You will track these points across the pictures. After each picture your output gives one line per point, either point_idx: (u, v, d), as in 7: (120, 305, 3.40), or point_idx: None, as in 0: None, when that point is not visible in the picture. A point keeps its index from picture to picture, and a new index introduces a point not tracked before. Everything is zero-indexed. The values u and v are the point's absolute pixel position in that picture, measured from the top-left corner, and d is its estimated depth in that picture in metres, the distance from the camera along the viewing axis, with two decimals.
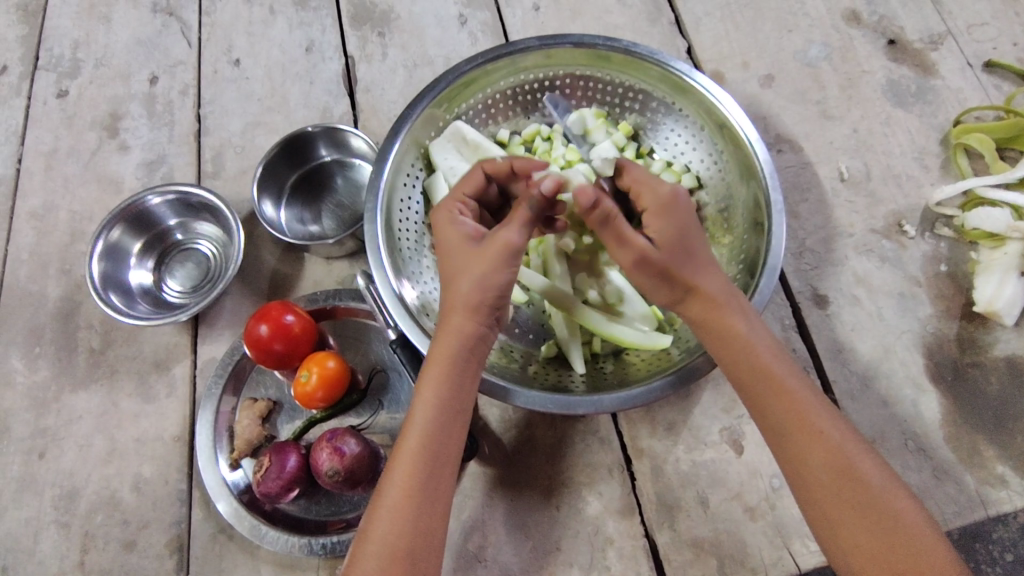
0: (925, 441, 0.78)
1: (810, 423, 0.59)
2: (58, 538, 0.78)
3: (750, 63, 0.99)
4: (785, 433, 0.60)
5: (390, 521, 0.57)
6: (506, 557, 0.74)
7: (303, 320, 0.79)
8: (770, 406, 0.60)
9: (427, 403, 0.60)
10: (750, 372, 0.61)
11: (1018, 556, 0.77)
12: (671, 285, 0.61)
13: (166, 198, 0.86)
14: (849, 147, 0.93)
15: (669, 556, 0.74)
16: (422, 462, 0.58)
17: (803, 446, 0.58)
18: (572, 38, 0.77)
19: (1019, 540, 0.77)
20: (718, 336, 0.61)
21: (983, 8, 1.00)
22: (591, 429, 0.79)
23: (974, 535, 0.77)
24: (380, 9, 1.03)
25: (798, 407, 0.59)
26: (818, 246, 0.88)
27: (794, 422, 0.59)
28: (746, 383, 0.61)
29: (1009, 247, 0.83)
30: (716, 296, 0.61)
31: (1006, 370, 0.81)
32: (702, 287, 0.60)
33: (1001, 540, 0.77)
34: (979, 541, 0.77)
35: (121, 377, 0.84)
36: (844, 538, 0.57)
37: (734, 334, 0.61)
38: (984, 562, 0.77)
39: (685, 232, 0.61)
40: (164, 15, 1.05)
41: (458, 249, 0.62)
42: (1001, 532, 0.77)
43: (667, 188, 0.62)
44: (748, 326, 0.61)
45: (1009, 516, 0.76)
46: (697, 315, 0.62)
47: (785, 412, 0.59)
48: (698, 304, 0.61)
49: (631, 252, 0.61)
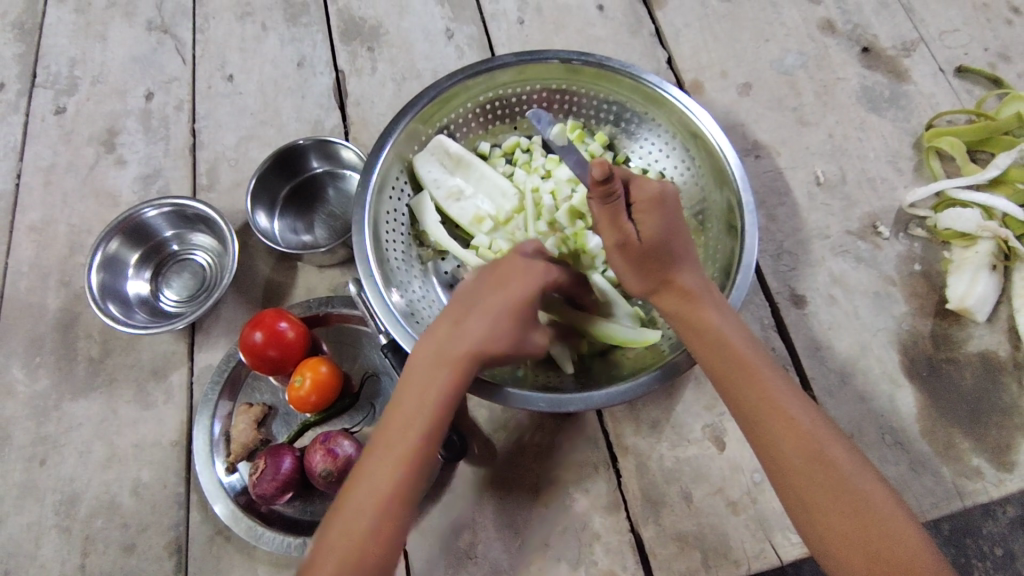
0: (902, 435, 0.80)
1: (783, 411, 0.61)
2: (59, 542, 0.79)
3: (729, 72, 1.02)
4: (759, 419, 0.62)
5: (359, 512, 0.56)
6: (496, 553, 0.77)
7: (296, 327, 0.81)
8: (744, 394, 0.63)
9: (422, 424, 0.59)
10: (724, 362, 0.63)
11: (1007, 550, 0.90)
12: (644, 273, 0.65)
13: (163, 211, 0.88)
14: (824, 152, 0.96)
15: (654, 550, 0.76)
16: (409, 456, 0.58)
17: (776, 432, 0.61)
18: (547, 54, 0.79)
19: (1007, 535, 0.90)
20: (692, 329, 0.64)
21: (954, 16, 1.04)
22: (577, 428, 0.81)
23: (964, 531, 0.91)
24: (369, 24, 1.07)
25: (770, 392, 0.62)
26: (795, 248, 0.91)
27: (768, 409, 0.61)
28: (721, 372, 0.64)
29: (980, 247, 0.86)
30: (690, 289, 0.65)
31: (979, 365, 0.83)
32: (676, 280, 0.65)
33: (990, 535, 0.90)
34: (969, 537, 0.90)
35: (119, 385, 0.86)
36: (819, 519, 0.58)
37: (708, 325, 0.64)
38: (974, 557, 0.89)
39: (669, 230, 0.64)
40: (160, 33, 1.08)
41: (511, 270, 0.64)
42: (990, 526, 0.90)
43: (655, 186, 0.64)
44: (721, 318, 0.64)
45: (994, 512, 0.91)
46: (670, 306, 0.66)
47: (760, 399, 0.62)
48: (672, 294, 0.65)
49: (616, 233, 0.64)
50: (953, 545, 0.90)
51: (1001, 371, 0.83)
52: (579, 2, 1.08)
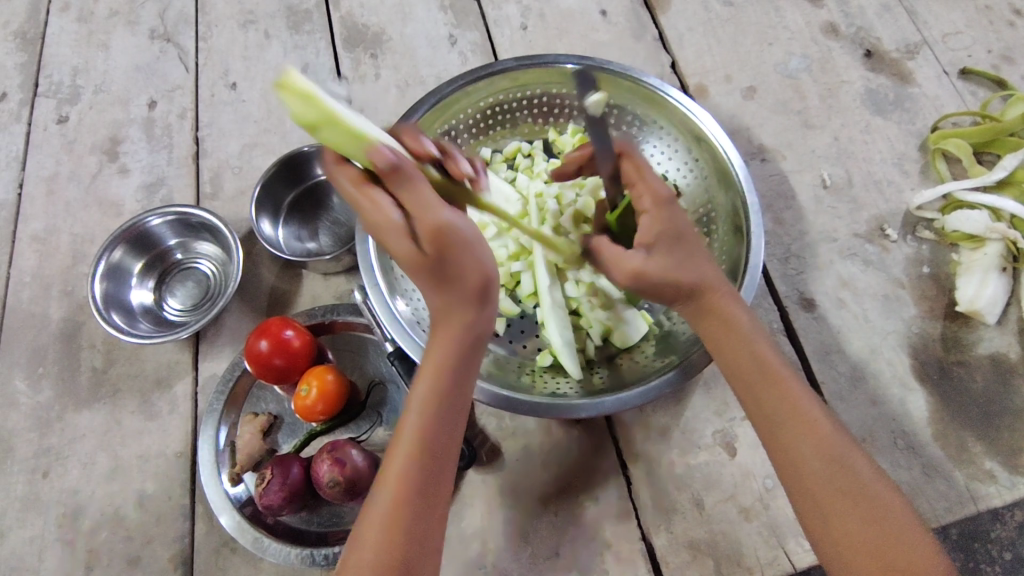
0: (914, 439, 0.80)
1: (807, 414, 0.61)
2: (62, 555, 0.78)
3: (733, 76, 1.02)
4: (781, 422, 0.61)
5: (382, 516, 0.54)
6: (506, 563, 0.76)
7: (302, 335, 0.80)
8: (769, 395, 0.62)
9: (419, 415, 0.56)
10: (752, 363, 0.62)
11: (1017, 556, 0.84)
12: (672, 293, 0.63)
13: (166, 219, 0.87)
14: (830, 154, 0.96)
15: (666, 558, 0.75)
16: (422, 461, 0.56)
17: (798, 435, 0.60)
18: (546, 58, 0.79)
19: (1017, 540, 0.85)
20: (721, 325, 0.63)
21: (957, 18, 1.04)
22: (586, 435, 0.81)
23: (972, 535, 0.85)
24: (372, 31, 1.06)
25: (794, 396, 0.61)
26: (803, 251, 0.90)
27: (791, 411, 0.61)
28: (744, 375, 0.63)
29: (989, 248, 0.85)
30: (714, 285, 0.63)
31: (991, 367, 0.83)
32: (701, 282, 0.63)
33: (999, 540, 0.85)
34: (978, 541, 0.85)
35: (124, 395, 0.85)
36: (835, 527, 0.57)
37: (736, 323, 0.63)
38: (984, 561, 0.84)
39: (675, 235, 0.63)
40: (162, 41, 1.08)
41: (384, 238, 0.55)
42: (999, 531, 0.85)
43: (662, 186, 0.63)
44: (748, 319, 0.64)
45: (1005, 517, 0.86)
46: (700, 307, 0.63)
47: (782, 400, 0.61)
48: (705, 295, 0.63)
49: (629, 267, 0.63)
50: (962, 551, 0.84)
51: (1013, 374, 0.82)
52: (582, 6, 1.08)
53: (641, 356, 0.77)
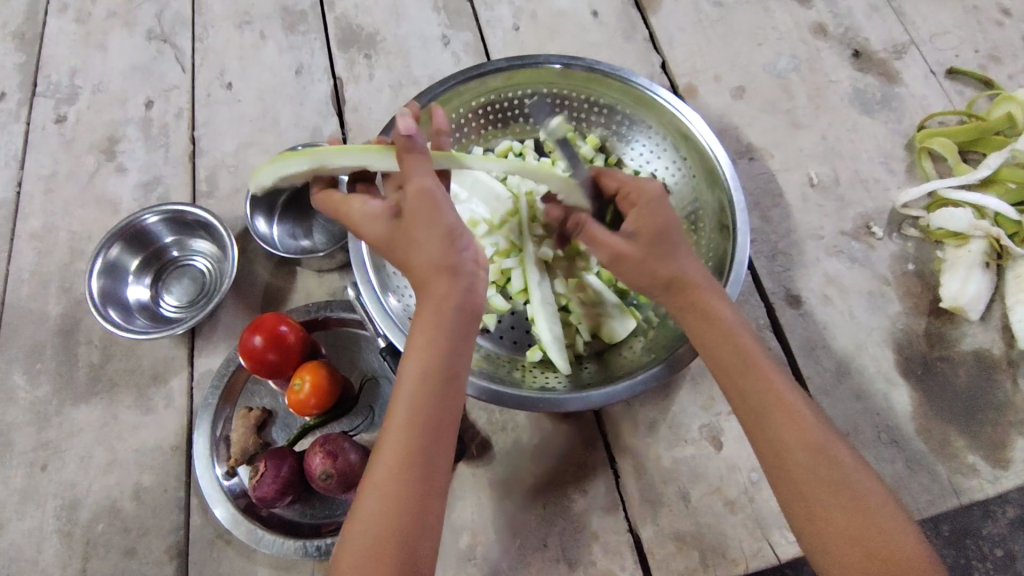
0: (898, 433, 0.81)
1: (791, 406, 0.62)
2: (60, 546, 0.80)
3: (722, 76, 1.03)
4: (767, 415, 0.62)
5: (381, 493, 0.55)
6: (496, 554, 0.77)
7: (295, 330, 0.81)
8: (754, 388, 0.63)
9: (411, 381, 0.57)
10: (736, 356, 0.63)
11: (1008, 551, 0.86)
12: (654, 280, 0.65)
13: (162, 217, 0.89)
14: (818, 154, 0.97)
15: (653, 549, 0.76)
16: (414, 436, 0.56)
17: (782, 427, 0.61)
18: (535, 59, 0.80)
19: (1008, 535, 0.86)
20: (706, 322, 0.64)
21: (945, 18, 1.05)
22: (575, 429, 0.82)
23: (964, 532, 0.86)
24: (366, 32, 1.08)
25: (779, 388, 0.62)
26: (789, 248, 0.91)
27: (777, 403, 0.62)
28: (729, 367, 0.64)
29: (973, 245, 0.86)
30: (695, 281, 0.65)
31: (974, 363, 0.84)
32: (680, 275, 0.65)
33: (991, 537, 0.86)
34: (969, 537, 0.86)
35: (121, 390, 0.87)
36: (819, 516, 0.58)
37: (719, 317, 0.64)
38: (975, 559, 0.86)
39: (664, 225, 0.65)
40: (159, 42, 1.09)
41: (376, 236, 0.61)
42: (991, 528, 0.86)
43: (654, 186, 0.67)
44: (732, 314, 0.65)
45: (996, 514, 0.87)
46: (684, 301, 0.65)
47: (768, 393, 0.62)
48: (680, 290, 0.65)
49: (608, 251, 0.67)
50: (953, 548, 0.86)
51: (996, 369, 0.83)
52: (574, 7, 1.09)
53: (630, 351, 0.78)
